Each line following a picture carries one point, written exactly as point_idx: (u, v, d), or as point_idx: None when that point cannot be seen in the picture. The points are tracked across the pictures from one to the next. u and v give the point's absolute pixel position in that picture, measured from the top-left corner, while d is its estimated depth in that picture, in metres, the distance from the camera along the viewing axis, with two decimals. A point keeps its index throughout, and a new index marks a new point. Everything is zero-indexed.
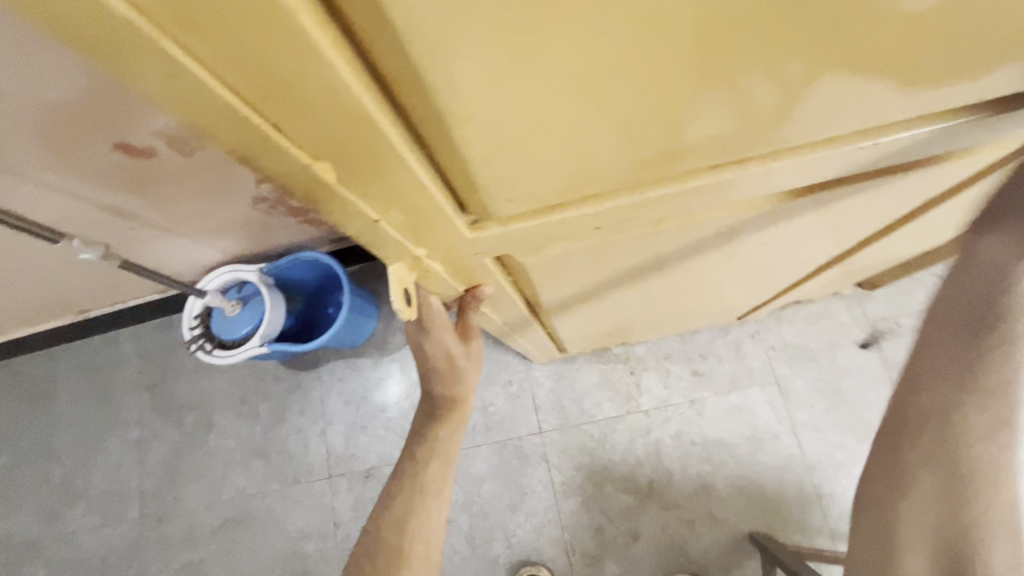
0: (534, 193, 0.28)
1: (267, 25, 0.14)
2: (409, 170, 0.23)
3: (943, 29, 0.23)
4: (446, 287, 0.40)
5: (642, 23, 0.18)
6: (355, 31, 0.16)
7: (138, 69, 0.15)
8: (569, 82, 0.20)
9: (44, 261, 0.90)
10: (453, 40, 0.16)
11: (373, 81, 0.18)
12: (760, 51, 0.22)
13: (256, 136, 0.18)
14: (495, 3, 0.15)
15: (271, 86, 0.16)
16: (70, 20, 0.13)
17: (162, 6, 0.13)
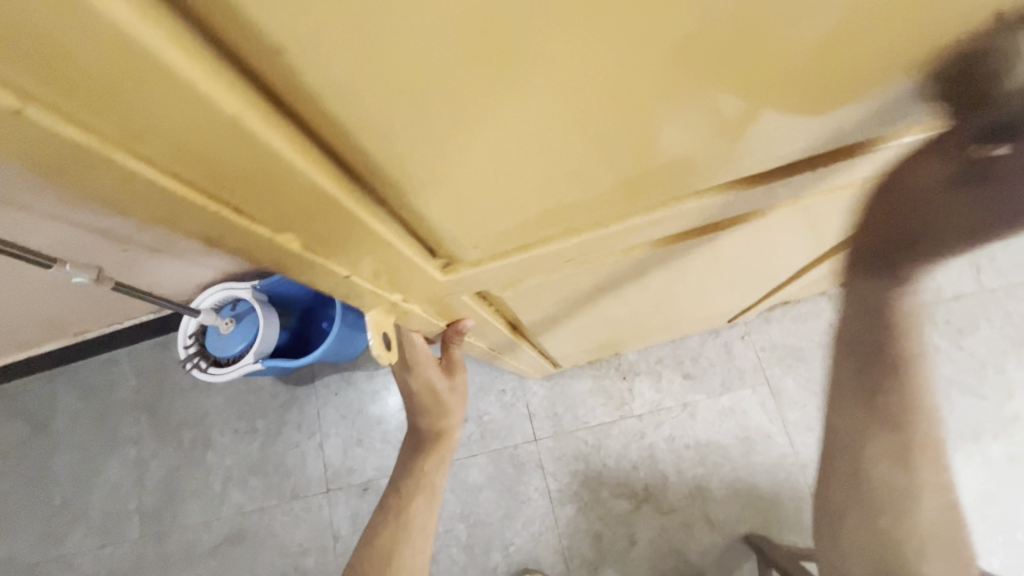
0: (499, 236, 0.29)
1: (217, 130, 0.15)
2: (375, 232, 0.24)
3: (867, 63, 0.25)
4: (428, 324, 0.41)
5: (579, 90, 0.19)
6: (308, 125, 0.17)
7: (100, 182, 0.16)
8: (511, 136, 0.21)
9: (37, 287, 0.90)
10: (400, 122, 0.18)
11: (332, 164, 0.19)
12: (694, 89, 0.22)
13: (223, 225, 0.19)
14: (434, 90, 0.16)
15: (231, 180, 0.17)
16: (29, 147, 0.14)
17: (114, 125, 0.14)
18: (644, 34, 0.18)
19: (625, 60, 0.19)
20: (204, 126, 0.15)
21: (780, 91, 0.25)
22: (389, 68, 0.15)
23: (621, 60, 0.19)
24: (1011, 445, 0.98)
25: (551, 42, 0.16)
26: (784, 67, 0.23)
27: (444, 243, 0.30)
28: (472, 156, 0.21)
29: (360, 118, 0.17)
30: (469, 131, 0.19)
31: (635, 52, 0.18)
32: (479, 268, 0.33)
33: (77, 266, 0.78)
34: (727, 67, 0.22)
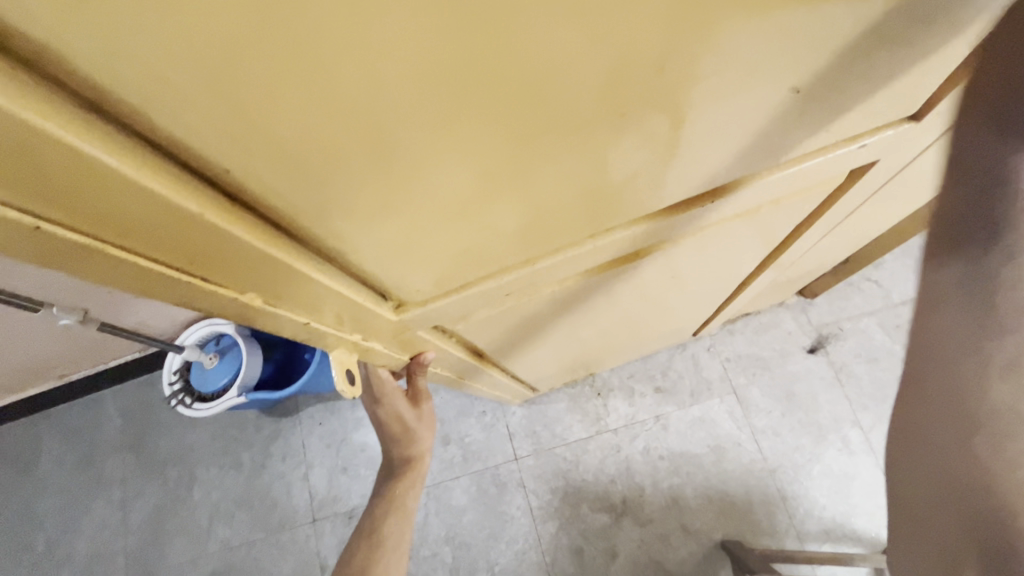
0: (437, 275, 0.35)
1: (179, 219, 0.20)
2: (328, 285, 0.29)
3: (720, 119, 0.32)
4: (393, 358, 0.45)
5: (483, 153, 0.25)
6: (256, 205, 0.22)
7: (91, 273, 0.20)
8: (415, 197, 0.26)
9: (23, 332, 0.93)
10: (338, 192, 0.23)
11: (278, 232, 0.24)
12: (564, 150, 0.28)
13: (194, 292, 0.23)
14: (363, 164, 0.22)
15: (197, 256, 0.22)
16: (37, 254, 0.18)
17: (99, 227, 0.18)
18: (500, 119, 0.23)
19: (492, 136, 0.24)
20: (170, 218, 0.19)
21: (645, 143, 0.31)
22: (298, 161, 0.20)
23: (489, 136, 0.24)
24: None
25: (425, 129, 0.22)
26: (639, 124, 0.29)
27: (390, 288, 0.34)
28: (387, 216, 0.26)
29: (284, 199, 0.22)
30: (378, 197, 0.25)
31: (499, 130, 0.24)
32: (425, 306, 0.38)
33: (63, 309, 0.82)
34: (584, 133, 0.27)
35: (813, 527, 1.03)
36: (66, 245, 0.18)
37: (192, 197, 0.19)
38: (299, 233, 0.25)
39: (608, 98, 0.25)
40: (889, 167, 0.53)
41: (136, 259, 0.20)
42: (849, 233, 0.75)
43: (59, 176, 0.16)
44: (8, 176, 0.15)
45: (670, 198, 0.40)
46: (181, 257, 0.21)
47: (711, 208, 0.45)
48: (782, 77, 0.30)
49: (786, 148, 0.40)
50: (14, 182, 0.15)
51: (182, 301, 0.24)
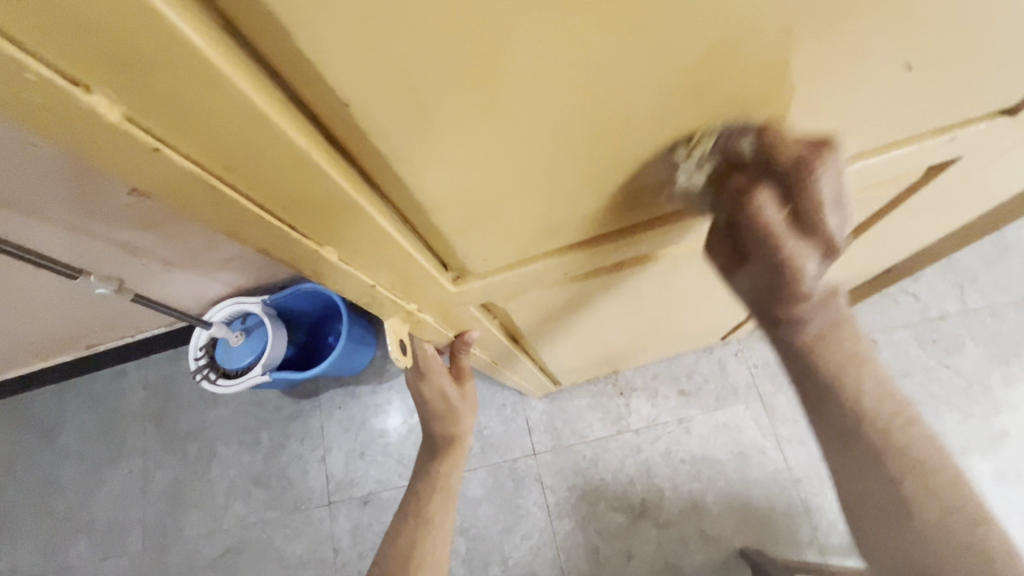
0: (503, 249, 0.34)
1: (287, 160, 0.20)
2: (401, 247, 0.29)
3: (805, 97, 0.31)
4: (439, 336, 0.44)
5: (575, 126, 0.25)
6: (355, 157, 0.22)
7: (193, 203, 0.21)
8: (513, 153, 0.25)
9: (58, 298, 0.94)
10: (438, 157, 0.23)
11: (369, 188, 0.24)
12: (659, 114, 0.27)
13: (279, 235, 0.24)
14: (469, 129, 0.22)
15: (290, 200, 0.22)
16: (151, 175, 0.19)
17: (214, 159, 0.19)
18: (613, 71, 0.22)
19: (599, 92, 0.23)
20: (280, 159, 0.20)
21: (732, 111, 0.30)
22: (419, 101, 0.19)
23: (597, 90, 0.23)
24: (998, 461, 1.01)
25: (543, 76, 0.21)
26: (734, 89, 0.28)
27: (455, 259, 0.34)
28: (481, 173, 0.26)
29: (392, 143, 0.21)
30: (480, 150, 0.24)
31: (610, 84, 0.23)
32: (485, 280, 0.37)
33: (101, 278, 0.82)
34: (683, 95, 0.26)
35: (836, 541, 1.00)
36: (181, 171, 0.19)
37: (304, 137, 0.19)
38: (390, 187, 0.24)
39: (715, 57, 0.25)
40: (962, 167, 0.51)
41: (233, 192, 0.20)
42: (898, 238, 0.73)
43: (180, 96, 0.16)
44: (133, 87, 0.15)
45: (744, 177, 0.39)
46: (274, 195, 0.22)
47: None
48: (892, 45, 0.29)
49: (874, 133, 0.39)
50: (140, 95, 0.16)
51: (264, 242, 0.24)
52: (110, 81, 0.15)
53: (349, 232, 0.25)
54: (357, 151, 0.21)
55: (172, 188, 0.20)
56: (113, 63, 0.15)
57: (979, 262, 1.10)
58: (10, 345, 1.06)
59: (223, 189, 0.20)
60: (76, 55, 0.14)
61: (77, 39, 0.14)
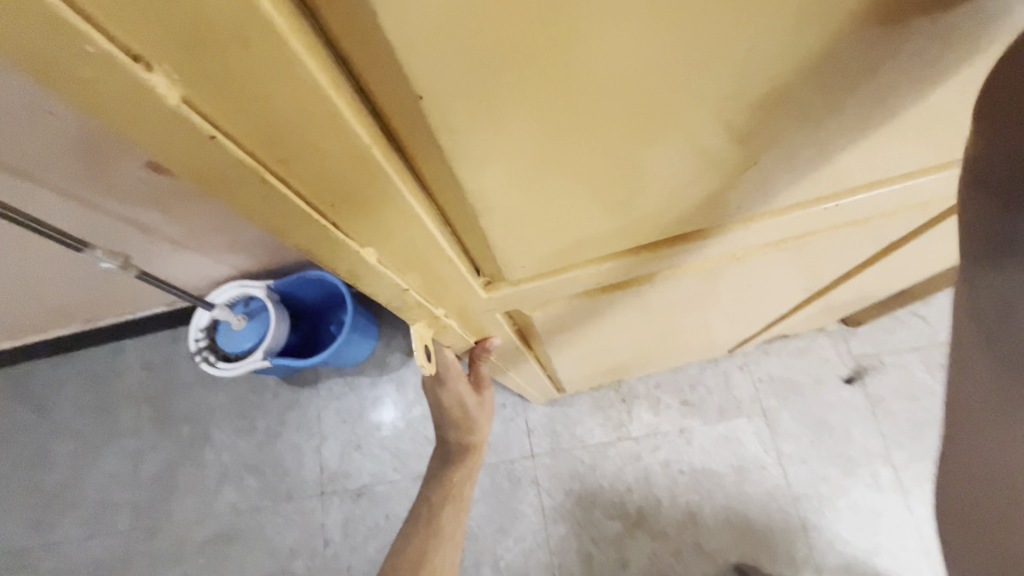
0: (538, 256, 0.33)
1: (343, 152, 0.19)
2: (440, 249, 0.28)
3: (845, 111, 0.31)
4: (459, 339, 0.43)
5: (629, 122, 0.25)
6: (407, 149, 0.21)
7: (240, 195, 0.20)
8: (565, 151, 0.25)
9: (62, 270, 0.94)
10: (489, 151, 0.22)
11: (417, 183, 0.24)
12: (706, 119, 0.27)
13: (321, 230, 0.23)
14: (528, 119, 0.21)
15: (337, 195, 0.22)
16: (200, 163, 0.18)
17: (267, 149, 0.19)
18: (674, 70, 0.22)
19: (657, 91, 0.23)
20: (334, 151, 0.19)
21: (777, 126, 0.30)
22: (489, 93, 0.19)
23: (657, 84, 0.23)
24: None
25: (611, 69, 0.20)
26: (789, 99, 0.28)
27: (491, 265, 0.33)
28: (530, 172, 0.25)
29: (453, 140, 0.21)
30: (530, 147, 0.23)
31: (668, 82, 0.23)
32: (517, 286, 0.36)
33: (108, 253, 0.82)
34: (736, 102, 0.26)
35: (832, 560, 1.00)
36: (232, 160, 0.18)
37: (363, 125, 0.19)
38: (445, 181, 0.24)
39: (778, 65, 0.24)
40: None
41: (280, 184, 0.20)
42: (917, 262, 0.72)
43: (247, 84, 0.16)
44: (200, 74, 0.15)
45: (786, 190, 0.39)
46: (320, 193, 0.21)
47: (826, 210, 0.43)
48: (949, 62, 0.30)
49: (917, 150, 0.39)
50: (201, 79, 0.15)
51: (305, 240, 0.24)
52: (173, 62, 0.15)
53: (392, 232, 0.25)
54: (411, 143, 0.21)
55: (220, 179, 0.20)
56: (177, 41, 0.14)
57: None
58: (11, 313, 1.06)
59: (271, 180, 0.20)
60: (144, 32, 0.14)
61: (153, 17, 0.13)
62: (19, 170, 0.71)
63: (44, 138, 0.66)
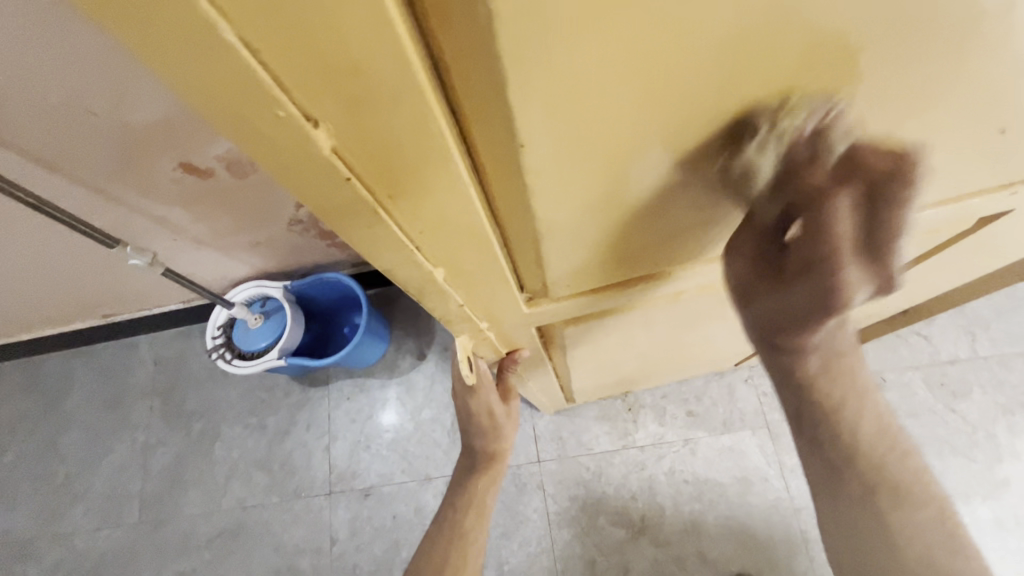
0: (582, 278, 0.37)
1: (445, 189, 0.24)
2: (499, 270, 0.32)
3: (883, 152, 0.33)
4: (492, 349, 0.46)
5: (665, 153, 0.27)
6: (490, 186, 0.26)
7: (351, 223, 0.25)
8: (625, 186, 0.28)
9: (90, 261, 0.97)
10: (546, 185, 0.25)
11: (491, 215, 0.28)
12: (733, 151, 0.29)
13: (405, 253, 0.28)
14: (573, 158, 0.24)
15: (428, 225, 0.26)
16: (331, 199, 0.23)
17: (383, 190, 0.23)
18: (703, 110, 0.24)
19: (688, 128, 0.25)
20: (439, 190, 0.24)
21: None
22: (569, 138, 0.22)
23: (686, 122, 0.25)
24: (998, 508, 1.01)
25: (667, 116, 0.24)
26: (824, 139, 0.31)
27: (537, 285, 0.36)
28: (593, 205, 0.29)
29: (539, 178, 0.24)
30: (581, 183, 0.26)
31: (716, 126, 0.26)
32: (556, 303, 0.39)
33: (135, 250, 0.86)
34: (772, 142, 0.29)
35: None
36: (357, 199, 0.23)
37: (465, 169, 0.23)
38: (514, 211, 0.27)
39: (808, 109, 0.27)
40: (1006, 219, 0.52)
41: (386, 217, 0.25)
42: (928, 284, 0.74)
43: (395, 143, 0.20)
44: (360, 134, 0.20)
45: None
46: (416, 226, 0.26)
47: None
48: (977, 114, 0.32)
49: (949, 187, 0.39)
50: (355, 131, 0.19)
51: (390, 257, 0.28)
52: (334, 117, 0.19)
53: (464, 252, 0.29)
54: (496, 181, 0.25)
55: (338, 211, 0.24)
56: (348, 103, 0.18)
57: (992, 310, 1.12)
58: (36, 299, 1.09)
59: (383, 214, 0.24)
60: (324, 98, 0.18)
61: (334, 89, 0.18)
62: (56, 167, 0.75)
63: (88, 137, 0.70)
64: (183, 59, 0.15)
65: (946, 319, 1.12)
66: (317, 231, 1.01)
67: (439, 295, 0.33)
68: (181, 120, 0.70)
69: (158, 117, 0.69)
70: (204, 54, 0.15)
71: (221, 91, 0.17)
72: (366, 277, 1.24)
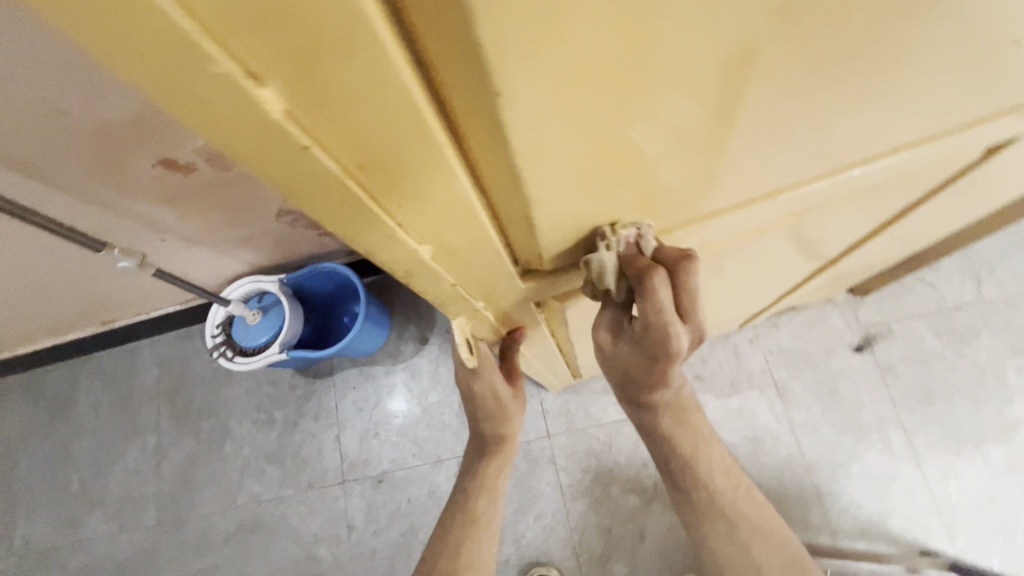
0: (580, 245, 0.35)
1: (422, 159, 0.22)
2: (488, 243, 0.30)
3: (896, 85, 0.30)
4: (489, 329, 0.45)
5: (668, 105, 0.24)
6: (475, 157, 0.24)
7: (322, 204, 0.23)
8: (625, 139, 0.25)
9: (79, 267, 0.96)
10: (537, 152, 0.23)
11: (477, 187, 0.26)
12: (743, 96, 0.26)
13: (384, 232, 0.26)
14: (564, 124, 0.22)
15: (407, 200, 0.25)
16: (300, 178, 0.21)
17: (355, 164, 0.21)
18: (707, 54, 0.21)
19: (691, 77, 0.22)
20: (417, 159, 0.22)
21: (817, 111, 0.30)
22: (562, 97, 0.20)
23: (690, 69, 0.22)
24: (1010, 450, 1.02)
25: (676, 56, 0.21)
26: (840, 76, 0.27)
27: (532, 257, 0.35)
28: (592, 166, 0.26)
29: (525, 146, 0.22)
30: (576, 147, 0.24)
31: (720, 72, 0.23)
32: (553, 276, 0.38)
33: (123, 251, 0.85)
34: (783, 84, 0.26)
35: (847, 525, 1.02)
36: (327, 174, 0.21)
37: (442, 135, 0.21)
38: (501, 182, 0.25)
39: (822, 41, 0.24)
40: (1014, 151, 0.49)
41: (358, 190, 0.23)
42: (934, 227, 0.71)
43: (361, 108, 0.19)
44: (323, 102, 0.18)
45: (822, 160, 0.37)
46: (394, 201, 0.24)
47: (850, 177, 0.41)
48: (988, 36, 0.29)
49: (952, 116, 0.37)
50: (315, 99, 0.18)
51: (369, 239, 0.26)
52: (283, 78, 0.17)
53: (442, 228, 0.27)
54: (481, 154, 0.23)
55: (304, 187, 0.22)
56: (302, 69, 0.16)
57: (996, 251, 1.10)
58: (31, 310, 1.08)
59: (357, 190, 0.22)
60: (268, 56, 0.16)
61: (285, 55, 0.16)
62: (32, 171, 0.72)
63: (61, 138, 0.68)
64: (104, 34, 0.14)
65: (950, 264, 1.10)
66: (306, 221, 0.99)
67: (428, 275, 0.32)
68: (155, 114, 0.67)
69: (130, 112, 0.66)
70: (128, 24, 0.13)
71: (144, 55, 0.15)
72: (362, 264, 1.22)
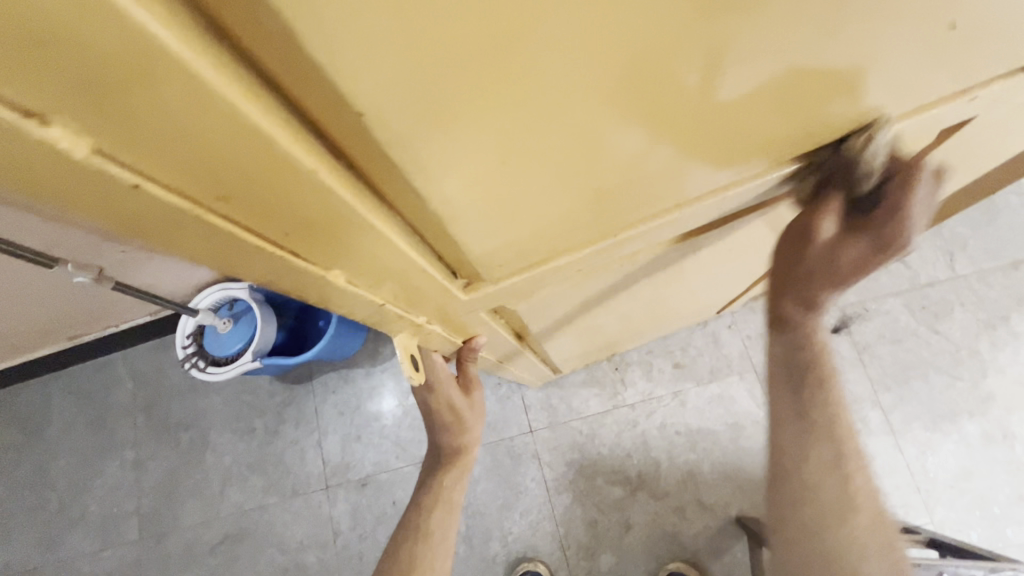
0: (517, 258, 0.34)
1: (294, 185, 0.20)
2: (409, 259, 0.29)
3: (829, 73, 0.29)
4: (443, 339, 0.44)
5: (570, 114, 0.22)
6: (363, 171, 0.22)
7: (195, 244, 0.21)
8: (536, 149, 0.24)
9: (38, 285, 0.93)
10: (429, 166, 0.22)
11: (378, 202, 0.24)
12: (660, 98, 0.24)
13: (281, 262, 0.24)
14: (447, 137, 0.20)
15: (296, 227, 0.23)
16: (157, 223, 0.19)
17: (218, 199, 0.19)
18: (596, 59, 0.20)
19: (586, 83, 0.21)
20: (289, 186, 0.20)
21: (748, 108, 0.29)
22: (435, 111, 0.19)
23: (582, 75, 0.20)
24: (985, 423, 1.03)
25: (566, 51, 0.19)
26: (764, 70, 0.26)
27: (467, 267, 0.33)
28: (505, 180, 0.25)
29: (410, 159, 0.21)
30: (476, 160, 0.23)
31: (618, 77, 0.21)
32: (498, 284, 0.36)
33: (79, 266, 0.81)
34: (702, 84, 0.25)
35: None
36: (184, 214, 0.19)
37: (313, 156, 0.19)
38: (400, 193, 0.24)
39: (729, 36, 0.22)
40: (973, 131, 0.49)
41: (222, 221, 0.20)
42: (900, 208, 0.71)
43: (198, 144, 0.16)
44: (155, 144, 0.16)
45: (768, 152, 0.35)
46: (281, 229, 0.23)
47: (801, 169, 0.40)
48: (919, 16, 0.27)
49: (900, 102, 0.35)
50: (140, 141, 0.16)
51: (267, 272, 0.25)
52: (75, 115, 0.14)
53: (346, 249, 0.26)
54: (370, 169, 0.22)
55: (167, 230, 0.20)
56: (105, 111, 0.14)
57: (967, 227, 1.10)
58: None
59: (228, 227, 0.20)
60: (41, 91, 0.13)
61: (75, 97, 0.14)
62: None
63: None
64: None
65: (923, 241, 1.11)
66: None
67: (356, 294, 0.30)
68: None
69: None
70: None
71: None
72: None
